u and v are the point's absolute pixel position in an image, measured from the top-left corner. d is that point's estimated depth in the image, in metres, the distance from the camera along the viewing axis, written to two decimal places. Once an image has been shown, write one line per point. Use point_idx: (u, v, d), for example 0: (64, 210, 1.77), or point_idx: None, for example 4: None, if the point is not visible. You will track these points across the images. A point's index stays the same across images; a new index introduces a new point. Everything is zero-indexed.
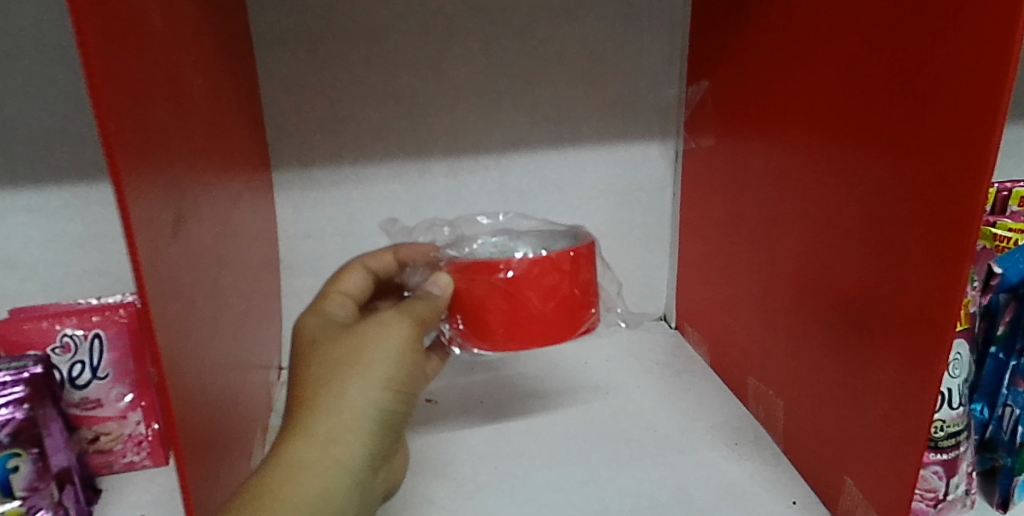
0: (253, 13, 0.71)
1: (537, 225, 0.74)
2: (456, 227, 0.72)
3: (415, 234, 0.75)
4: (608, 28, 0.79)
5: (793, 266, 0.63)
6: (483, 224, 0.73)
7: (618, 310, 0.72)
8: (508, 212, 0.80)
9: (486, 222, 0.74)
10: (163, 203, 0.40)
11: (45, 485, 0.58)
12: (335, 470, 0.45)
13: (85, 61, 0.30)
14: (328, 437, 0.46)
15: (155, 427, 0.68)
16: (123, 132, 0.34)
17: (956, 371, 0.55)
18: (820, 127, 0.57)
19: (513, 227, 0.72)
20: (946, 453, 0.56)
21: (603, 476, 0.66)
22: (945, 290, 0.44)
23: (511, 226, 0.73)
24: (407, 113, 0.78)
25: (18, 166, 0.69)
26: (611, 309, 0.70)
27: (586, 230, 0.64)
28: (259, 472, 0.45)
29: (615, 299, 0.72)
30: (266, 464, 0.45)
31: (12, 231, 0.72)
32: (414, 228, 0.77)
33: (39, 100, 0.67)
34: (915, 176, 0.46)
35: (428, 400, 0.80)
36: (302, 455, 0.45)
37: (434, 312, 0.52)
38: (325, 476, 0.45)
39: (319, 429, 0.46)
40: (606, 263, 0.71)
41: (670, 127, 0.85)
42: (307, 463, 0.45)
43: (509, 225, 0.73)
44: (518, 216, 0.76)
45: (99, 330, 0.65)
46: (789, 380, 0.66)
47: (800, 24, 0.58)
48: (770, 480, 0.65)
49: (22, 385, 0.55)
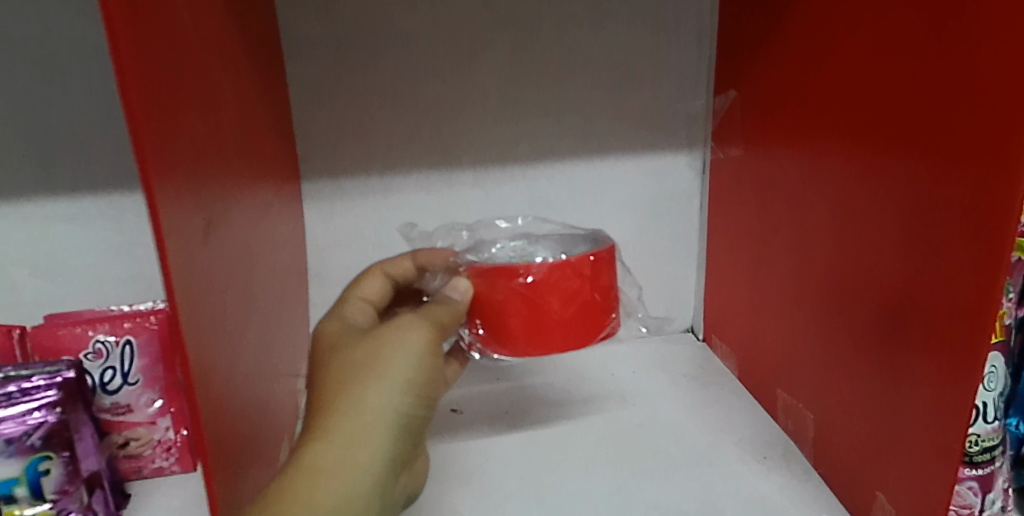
0: (284, 26, 0.72)
1: (557, 230, 0.74)
2: (474, 231, 0.73)
3: (435, 240, 0.76)
4: (635, 38, 0.79)
5: (824, 275, 0.62)
6: (502, 228, 0.73)
7: (639, 316, 0.72)
8: (528, 217, 0.80)
9: (505, 225, 0.74)
10: (194, 210, 0.41)
11: (74, 489, 0.59)
12: (354, 474, 0.46)
13: (118, 67, 0.31)
14: (348, 442, 0.46)
15: (184, 433, 0.69)
16: (155, 141, 0.35)
17: (992, 384, 0.53)
18: (850, 131, 0.56)
19: (532, 232, 0.72)
20: (982, 468, 0.54)
21: (632, 488, 0.66)
22: (980, 296, 0.43)
23: (531, 230, 0.74)
24: (434, 124, 0.79)
25: (57, 176, 0.71)
26: (631, 314, 0.69)
27: (607, 234, 0.63)
28: (280, 476, 0.45)
29: (636, 305, 0.71)
30: (289, 468, 0.45)
31: (50, 239, 0.74)
32: (435, 233, 0.78)
33: (78, 112, 0.69)
34: (948, 179, 0.45)
35: (453, 409, 0.80)
36: (322, 460, 0.45)
37: (454, 317, 0.53)
38: (345, 480, 0.45)
39: (339, 434, 0.46)
40: (626, 269, 0.71)
41: (698, 136, 0.85)
42: (329, 467, 0.45)
43: (528, 230, 0.74)
44: (539, 222, 0.76)
45: (131, 337, 0.66)
46: (820, 391, 0.65)
47: (829, 30, 0.57)
48: (799, 494, 0.64)
49: (55, 389, 0.57)
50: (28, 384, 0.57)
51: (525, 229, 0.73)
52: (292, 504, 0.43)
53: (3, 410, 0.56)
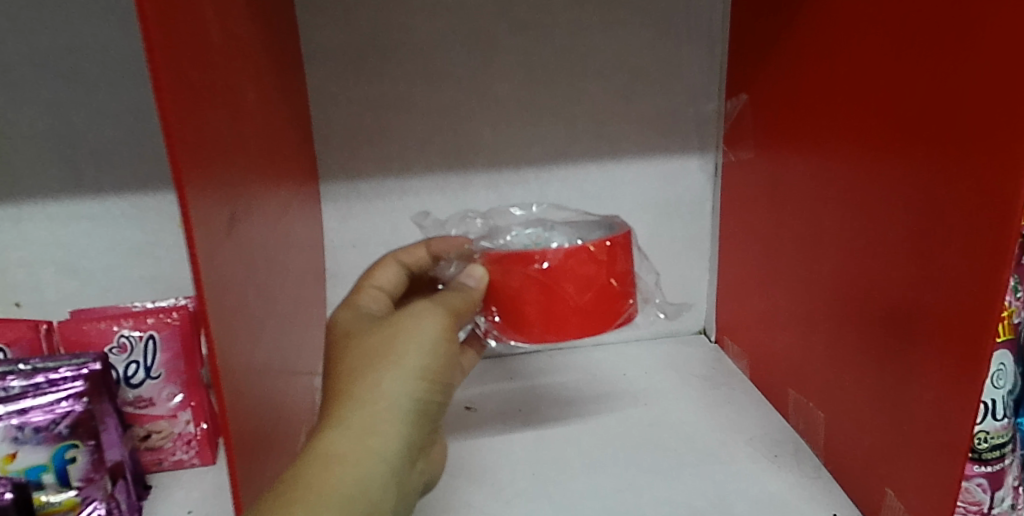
0: (303, 32, 0.74)
1: (571, 216, 0.74)
2: (489, 219, 0.73)
3: (448, 228, 0.76)
4: (648, 43, 0.80)
5: (835, 277, 0.62)
6: (516, 215, 0.74)
7: (656, 301, 0.72)
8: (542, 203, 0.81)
9: (520, 213, 0.75)
10: (219, 203, 0.43)
11: (99, 477, 0.61)
12: (371, 459, 0.46)
13: (151, 63, 0.33)
14: (363, 428, 0.47)
15: (204, 426, 0.71)
16: (185, 135, 0.37)
17: (1000, 382, 0.53)
18: (857, 134, 0.56)
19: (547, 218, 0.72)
20: (991, 465, 0.54)
21: (641, 485, 0.66)
22: (985, 290, 0.44)
23: (546, 216, 0.74)
24: (449, 127, 0.80)
25: (82, 176, 0.73)
26: (649, 300, 0.69)
27: (622, 218, 0.63)
28: (297, 462, 0.45)
29: (652, 290, 0.71)
30: (305, 453, 0.46)
31: (74, 238, 0.76)
32: (447, 221, 0.78)
33: (103, 114, 0.71)
34: (955, 177, 0.45)
35: (467, 407, 0.81)
36: (338, 446, 0.45)
37: (469, 304, 0.53)
38: (362, 464, 0.45)
39: (354, 420, 0.47)
40: (643, 254, 0.71)
41: (710, 140, 0.86)
42: (345, 452, 0.45)
43: (544, 216, 0.74)
44: (553, 209, 0.76)
45: (154, 332, 0.68)
46: (830, 391, 0.65)
47: (838, 33, 0.58)
48: (809, 492, 0.65)
49: (82, 380, 0.59)
50: (56, 375, 0.59)
51: (539, 216, 0.74)
52: (307, 488, 0.43)
53: (32, 399, 0.58)
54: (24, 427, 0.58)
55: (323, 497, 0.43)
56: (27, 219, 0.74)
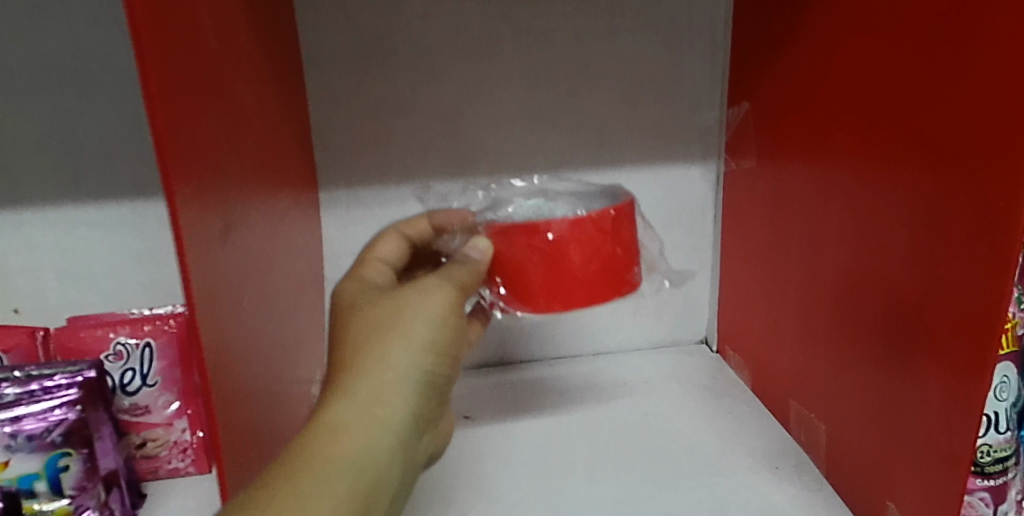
0: (304, 39, 0.74)
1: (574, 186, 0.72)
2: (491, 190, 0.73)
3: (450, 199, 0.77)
4: (648, 51, 0.80)
5: (837, 287, 0.62)
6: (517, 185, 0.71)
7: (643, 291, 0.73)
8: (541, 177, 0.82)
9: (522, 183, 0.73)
10: (214, 212, 0.42)
11: (93, 485, 0.60)
12: (379, 428, 0.46)
13: (142, 69, 0.33)
14: (370, 398, 0.46)
15: (200, 434, 0.70)
16: (177, 143, 0.36)
17: (1003, 394, 0.52)
18: (861, 145, 0.56)
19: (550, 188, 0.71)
20: (994, 479, 0.53)
21: (640, 496, 0.66)
22: (987, 303, 0.43)
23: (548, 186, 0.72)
24: (450, 135, 0.80)
25: (82, 182, 0.73)
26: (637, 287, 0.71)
27: (626, 188, 0.63)
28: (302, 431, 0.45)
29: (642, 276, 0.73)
30: (310, 423, 0.45)
31: (74, 244, 0.76)
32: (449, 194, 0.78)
33: (103, 120, 0.71)
34: (957, 189, 0.45)
35: (465, 416, 0.80)
36: (344, 415, 0.45)
37: (475, 277, 0.52)
38: (368, 434, 0.45)
39: (360, 390, 0.46)
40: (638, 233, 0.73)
41: (712, 149, 0.85)
42: (351, 421, 0.45)
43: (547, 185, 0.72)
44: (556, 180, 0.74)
45: (150, 339, 0.68)
46: (831, 403, 0.64)
47: (840, 42, 0.58)
48: (810, 504, 0.64)
49: (76, 388, 0.58)
50: (51, 383, 0.58)
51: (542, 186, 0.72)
52: (313, 456, 0.43)
53: (26, 407, 0.58)
54: (17, 436, 0.58)
55: (331, 465, 0.42)
56: (26, 225, 0.74)
